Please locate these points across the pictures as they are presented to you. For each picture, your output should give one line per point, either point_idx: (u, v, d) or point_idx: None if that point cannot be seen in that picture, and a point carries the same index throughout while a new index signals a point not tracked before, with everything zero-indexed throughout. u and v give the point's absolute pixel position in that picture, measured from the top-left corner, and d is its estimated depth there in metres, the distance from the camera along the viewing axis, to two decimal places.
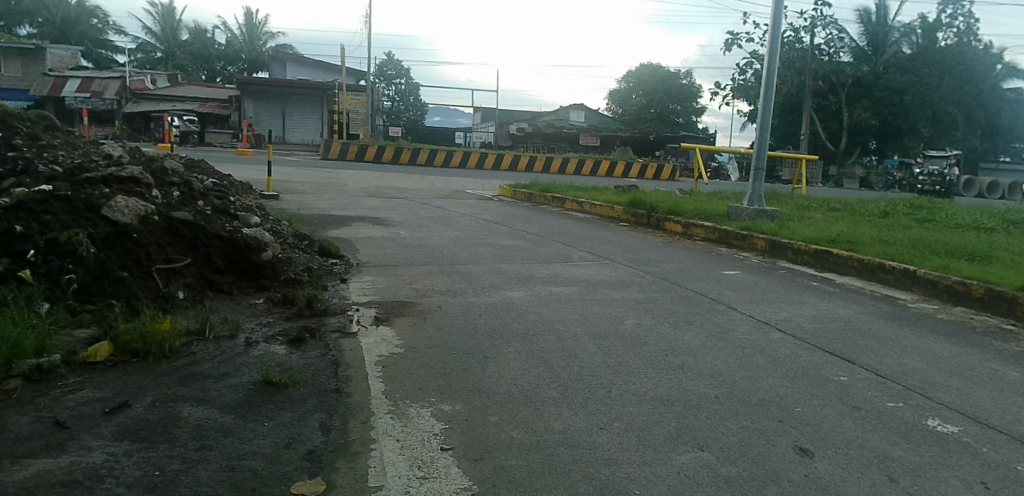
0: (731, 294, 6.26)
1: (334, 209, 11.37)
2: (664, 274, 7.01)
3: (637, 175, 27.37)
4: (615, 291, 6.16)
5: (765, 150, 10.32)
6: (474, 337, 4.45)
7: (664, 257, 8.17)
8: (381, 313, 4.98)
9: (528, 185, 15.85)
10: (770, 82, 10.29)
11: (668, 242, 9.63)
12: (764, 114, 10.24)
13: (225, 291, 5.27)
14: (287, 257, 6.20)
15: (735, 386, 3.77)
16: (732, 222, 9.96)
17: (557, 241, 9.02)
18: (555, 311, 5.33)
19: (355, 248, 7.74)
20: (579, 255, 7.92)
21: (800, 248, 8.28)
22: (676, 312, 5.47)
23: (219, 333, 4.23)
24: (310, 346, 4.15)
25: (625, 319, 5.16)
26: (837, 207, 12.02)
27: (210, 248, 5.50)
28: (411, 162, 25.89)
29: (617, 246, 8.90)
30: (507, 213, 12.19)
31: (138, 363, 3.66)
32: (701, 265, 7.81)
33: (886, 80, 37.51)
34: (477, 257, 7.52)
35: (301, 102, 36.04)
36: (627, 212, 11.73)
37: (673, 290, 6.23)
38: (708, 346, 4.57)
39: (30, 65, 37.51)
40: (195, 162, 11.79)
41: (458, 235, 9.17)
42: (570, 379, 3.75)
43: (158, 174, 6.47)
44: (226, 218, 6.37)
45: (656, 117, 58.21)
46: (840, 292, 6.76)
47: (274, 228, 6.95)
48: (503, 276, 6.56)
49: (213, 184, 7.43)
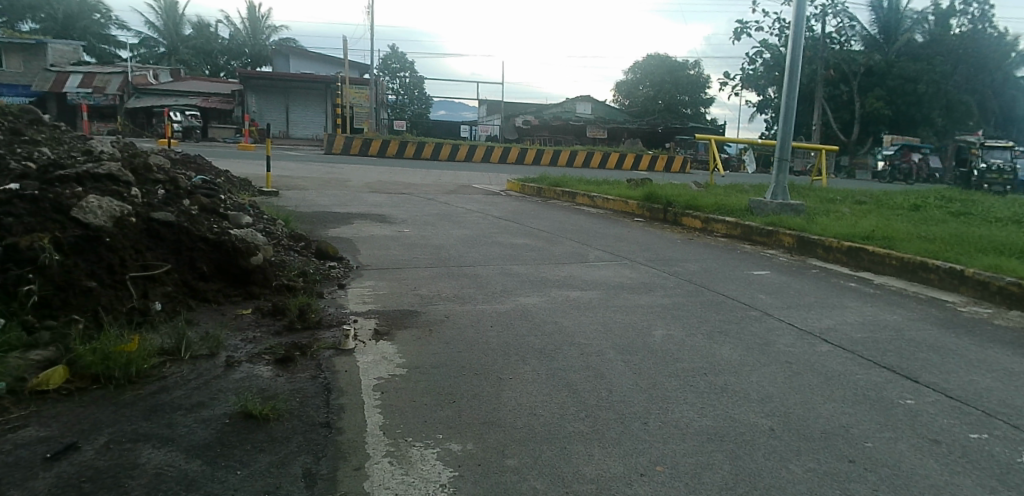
0: (765, 299, 5.72)
1: (335, 206, 10.87)
2: (689, 276, 6.46)
3: (647, 167, 26.88)
4: (639, 295, 5.63)
5: (789, 140, 9.72)
6: (485, 355, 3.92)
7: (687, 256, 7.63)
8: (382, 324, 4.47)
9: (536, 179, 15.31)
10: (794, 68, 9.70)
11: (688, 238, 9.09)
12: (789, 102, 9.64)
13: (210, 300, 4.77)
14: (280, 261, 5.70)
15: (791, 416, 3.25)
16: (756, 217, 9.41)
17: (569, 238, 8.49)
18: (574, 320, 4.80)
19: (356, 248, 7.22)
20: (595, 255, 7.39)
21: (832, 245, 7.74)
22: (708, 320, 4.93)
23: (197, 352, 3.74)
24: (298, 367, 3.64)
25: (654, 329, 4.63)
26: (863, 199, 11.42)
27: (194, 253, 5.00)
28: (416, 156, 25.33)
29: (634, 243, 8.36)
30: (517, 209, 11.66)
31: (97, 391, 3.15)
32: (729, 265, 7.26)
33: (898, 68, 36.66)
34: (485, 258, 7.00)
35: (305, 96, 35.51)
36: (642, 207, 11.17)
37: (702, 295, 5.68)
38: (751, 363, 4.05)
39: (31, 61, 37.09)
40: (190, 159, 11.35)
41: (465, 233, 8.67)
42: (600, 407, 3.22)
43: (142, 171, 5.98)
44: (214, 218, 5.85)
45: (663, 109, 57.48)
46: (880, 295, 6.20)
47: (267, 228, 6.43)
48: (515, 279, 6.04)
49: (203, 180, 6.90)
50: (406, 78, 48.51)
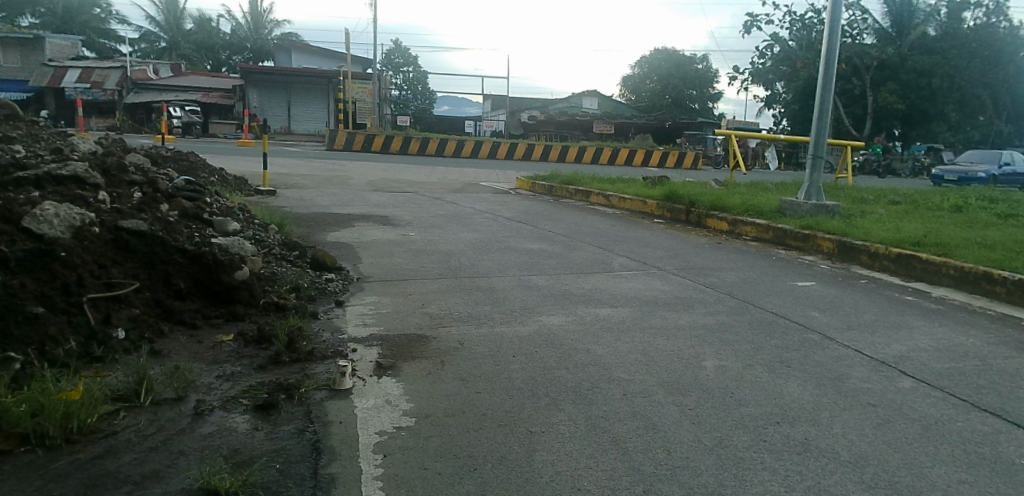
0: (820, 317, 5.05)
1: (336, 206, 10.25)
2: (729, 289, 5.78)
3: (658, 163, 26.18)
4: (677, 312, 4.97)
5: (824, 136, 9.02)
6: (510, 398, 3.25)
7: (720, 264, 6.94)
8: (385, 355, 3.80)
9: (547, 177, 14.61)
10: (831, 58, 8.97)
11: (716, 243, 8.42)
12: (825, 96, 8.94)
13: (186, 324, 4.12)
14: (270, 273, 5.05)
15: (900, 487, 2.58)
16: (789, 219, 8.75)
17: (589, 243, 7.83)
18: (608, 346, 4.12)
19: (357, 256, 6.58)
20: (620, 263, 6.73)
21: (878, 251, 7.07)
22: (764, 347, 4.27)
23: (162, 395, 3.08)
24: (281, 417, 2.96)
25: (703, 359, 3.96)
26: (897, 200, 10.69)
27: (169, 267, 4.34)
28: (420, 152, 24.63)
29: (659, 249, 7.70)
30: (528, 209, 11.00)
31: (28, 455, 2.50)
32: (768, 275, 6.59)
33: (912, 62, 35.79)
34: (500, 266, 6.36)
35: (305, 91, 34.75)
36: (663, 207, 10.51)
37: (750, 313, 5.02)
38: (829, 406, 3.38)
39: (29, 55, 36.51)
40: (183, 158, 10.75)
41: (477, 237, 8.00)
42: (660, 477, 2.54)
43: (115, 173, 5.34)
44: (195, 225, 5.19)
45: (672, 103, 56.66)
46: (945, 311, 5.50)
47: (257, 235, 5.77)
48: (537, 293, 5.38)
49: (186, 180, 6.23)
50: (410, 72, 47.80)
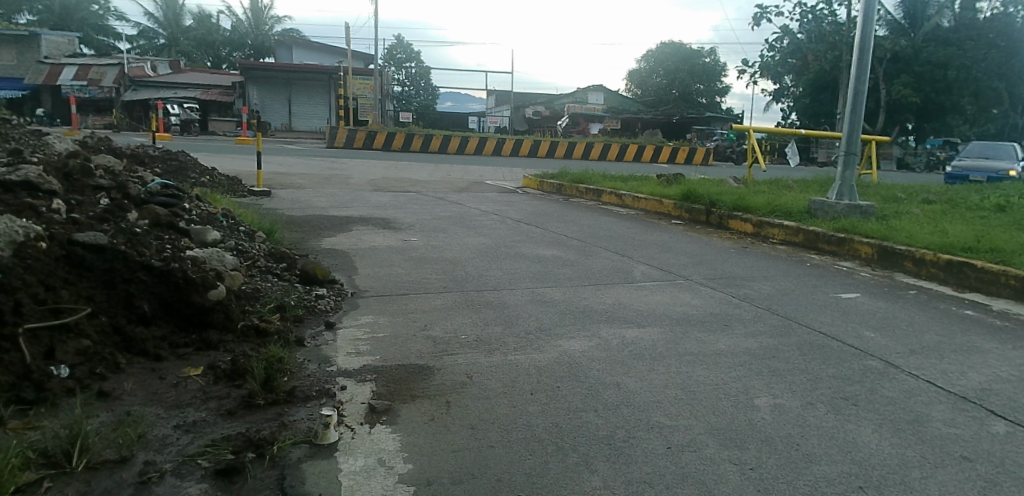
0: (878, 339, 4.44)
1: (333, 208, 9.66)
2: (767, 303, 5.19)
3: (667, 159, 25.57)
4: (715, 334, 4.36)
5: (857, 131, 8.38)
6: (530, 457, 2.63)
7: (751, 272, 6.34)
8: (379, 394, 3.19)
9: (555, 175, 13.98)
10: (865, 46, 8.31)
11: (743, 247, 7.80)
12: (858, 88, 8.30)
13: (149, 354, 3.54)
14: (251, 290, 4.47)
15: None
16: (820, 221, 8.12)
17: (607, 249, 7.23)
18: (640, 378, 3.51)
19: (355, 265, 6.01)
20: (642, 272, 6.14)
21: (926, 257, 6.45)
22: (822, 379, 3.68)
23: (102, 458, 2.48)
24: (246, 487, 2.37)
25: (754, 396, 3.35)
26: (931, 198, 10.01)
27: (131, 287, 3.76)
28: (423, 149, 24.08)
29: (682, 254, 7.10)
30: (537, 210, 10.40)
31: None
32: (806, 284, 5.98)
33: (926, 54, 34.94)
34: (511, 276, 5.77)
35: (306, 87, 34.18)
36: (681, 208, 9.89)
37: (797, 335, 4.42)
38: (919, 462, 2.78)
39: (25, 52, 35.92)
40: (171, 159, 10.18)
41: (484, 242, 7.42)
42: None
43: (79, 179, 4.75)
44: (168, 236, 4.60)
45: (679, 98, 55.89)
46: (1014, 329, 4.87)
47: (240, 246, 5.18)
48: (554, 310, 4.78)
49: (162, 184, 5.62)
50: (412, 68, 47.21)
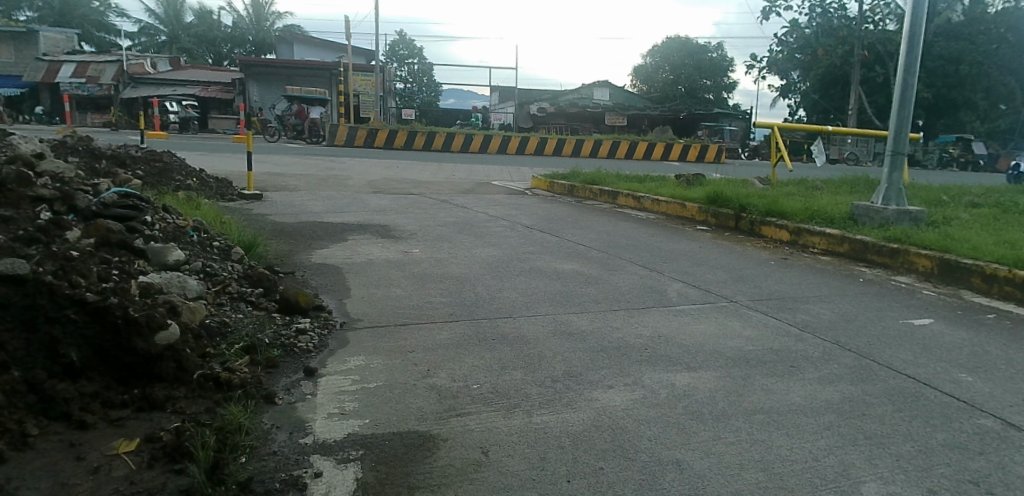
0: (982, 387, 3.63)
1: (329, 213, 8.91)
2: (833, 336, 4.37)
3: (679, 157, 24.82)
4: (784, 383, 3.54)
5: (906, 129, 7.56)
6: None
7: (803, 291, 5.53)
8: (365, 484, 2.39)
9: (566, 175, 13.17)
10: (916, 33, 7.46)
11: (782, 258, 7.00)
12: (908, 81, 7.46)
13: (73, 421, 2.74)
14: (216, 326, 3.69)
15: None
16: (866, 229, 7.31)
17: (633, 262, 6.45)
18: (708, 454, 2.71)
19: (347, 285, 5.22)
20: (677, 291, 5.35)
21: (999, 274, 5.62)
22: (936, 452, 2.86)
23: None
24: None
25: (858, 481, 2.57)
26: (979, 202, 9.12)
27: (54, 329, 2.95)
28: (426, 147, 23.28)
29: (717, 268, 6.29)
30: (549, 214, 9.61)
31: None
32: (867, 308, 5.17)
33: (938, 49, 34.15)
34: (529, 299, 4.97)
35: (307, 84, 33.40)
36: (707, 213, 9.09)
37: (883, 383, 3.60)
38: None
39: (21, 50, 35.16)
40: (155, 159, 9.41)
41: (493, 253, 6.62)
42: None
43: (12, 187, 3.94)
44: (116, 259, 3.79)
45: (685, 94, 55.05)
46: None
47: (208, 268, 4.37)
48: (582, 346, 3.97)
49: (120, 192, 4.81)
50: (415, 65, 46.59)
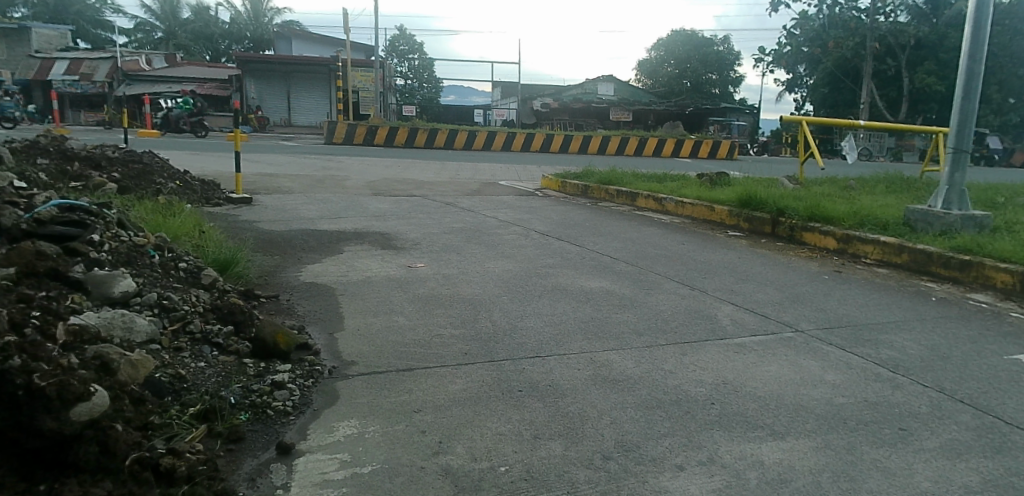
0: None
1: (323, 219, 8.09)
2: (936, 382, 3.55)
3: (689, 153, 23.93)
4: (900, 460, 2.70)
5: (970, 124, 6.72)
6: None
7: (876, 316, 4.69)
8: None
9: (578, 174, 12.34)
10: (981, 17, 6.61)
11: (835, 270, 6.17)
12: (972, 69, 6.63)
13: None
14: (168, 383, 2.87)
15: None
16: (926, 236, 6.49)
17: (671, 278, 5.60)
18: None
19: (340, 312, 4.40)
20: (731, 317, 4.52)
21: None
22: None
23: None
24: None
25: None
26: None
27: None
28: (428, 144, 22.40)
29: (767, 286, 5.46)
30: (565, 218, 8.78)
31: None
32: (957, 338, 4.34)
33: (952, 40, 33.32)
34: (557, 330, 4.14)
35: (306, 79, 32.53)
36: (739, 216, 8.26)
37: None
38: None
39: (13, 46, 34.24)
40: (131, 159, 8.60)
41: (508, 268, 5.80)
42: None
43: None
44: (39, 294, 2.98)
45: (691, 88, 54.10)
46: None
47: (166, 300, 3.57)
48: (632, 400, 3.14)
49: (62, 206, 4.01)
50: (415, 61, 45.93)
